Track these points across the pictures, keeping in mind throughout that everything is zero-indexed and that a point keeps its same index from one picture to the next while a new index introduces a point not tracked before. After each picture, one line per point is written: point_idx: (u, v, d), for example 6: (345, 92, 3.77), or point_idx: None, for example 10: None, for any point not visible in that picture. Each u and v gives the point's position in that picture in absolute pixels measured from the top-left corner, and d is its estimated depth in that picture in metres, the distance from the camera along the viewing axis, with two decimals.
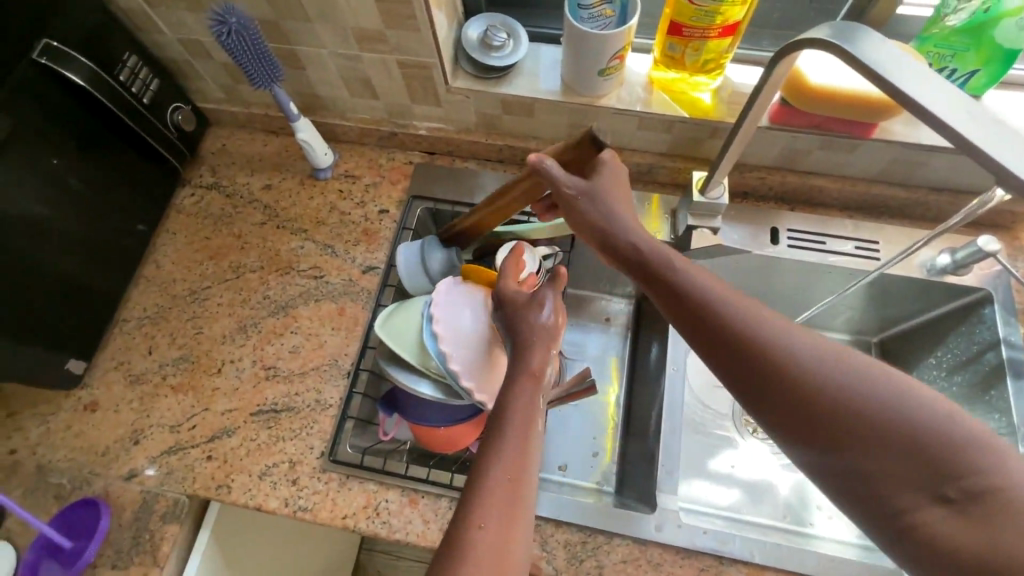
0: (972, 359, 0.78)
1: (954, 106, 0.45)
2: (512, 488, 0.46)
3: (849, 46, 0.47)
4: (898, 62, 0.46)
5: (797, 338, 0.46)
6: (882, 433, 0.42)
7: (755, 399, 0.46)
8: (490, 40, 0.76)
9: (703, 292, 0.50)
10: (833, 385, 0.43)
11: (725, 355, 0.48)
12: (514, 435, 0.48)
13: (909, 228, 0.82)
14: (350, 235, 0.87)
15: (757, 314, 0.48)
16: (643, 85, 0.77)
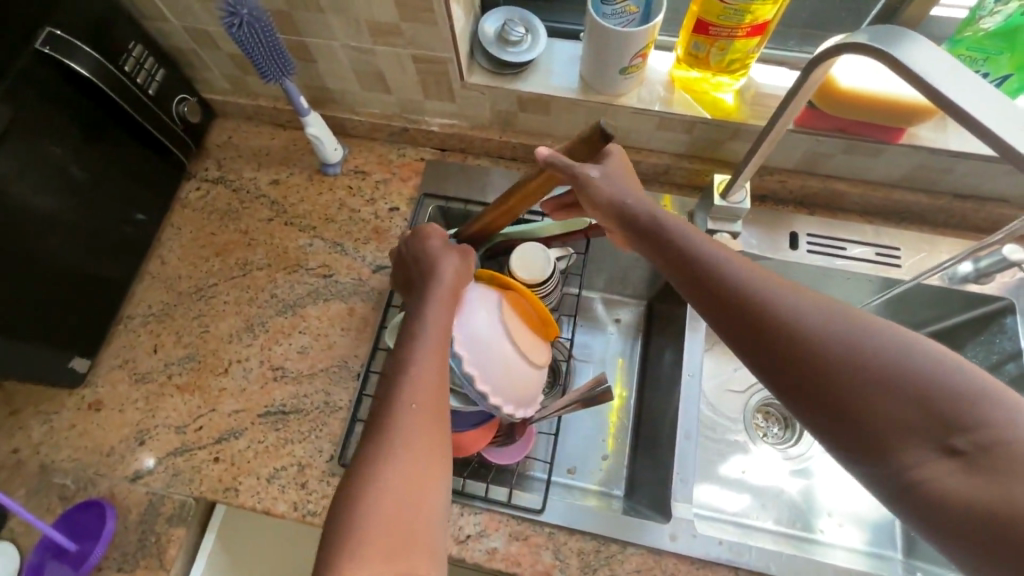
0: (991, 370, 0.78)
1: (1003, 115, 0.42)
2: (427, 406, 0.50)
3: (891, 52, 0.45)
4: (942, 67, 0.44)
5: (800, 296, 0.46)
6: (891, 388, 0.41)
7: (764, 363, 0.46)
8: (507, 35, 0.74)
9: (708, 254, 0.50)
10: (843, 345, 0.43)
11: (733, 320, 0.47)
12: (435, 342, 0.54)
13: (930, 234, 0.80)
14: (360, 233, 0.85)
15: (763, 278, 0.47)
16: (664, 84, 0.75)
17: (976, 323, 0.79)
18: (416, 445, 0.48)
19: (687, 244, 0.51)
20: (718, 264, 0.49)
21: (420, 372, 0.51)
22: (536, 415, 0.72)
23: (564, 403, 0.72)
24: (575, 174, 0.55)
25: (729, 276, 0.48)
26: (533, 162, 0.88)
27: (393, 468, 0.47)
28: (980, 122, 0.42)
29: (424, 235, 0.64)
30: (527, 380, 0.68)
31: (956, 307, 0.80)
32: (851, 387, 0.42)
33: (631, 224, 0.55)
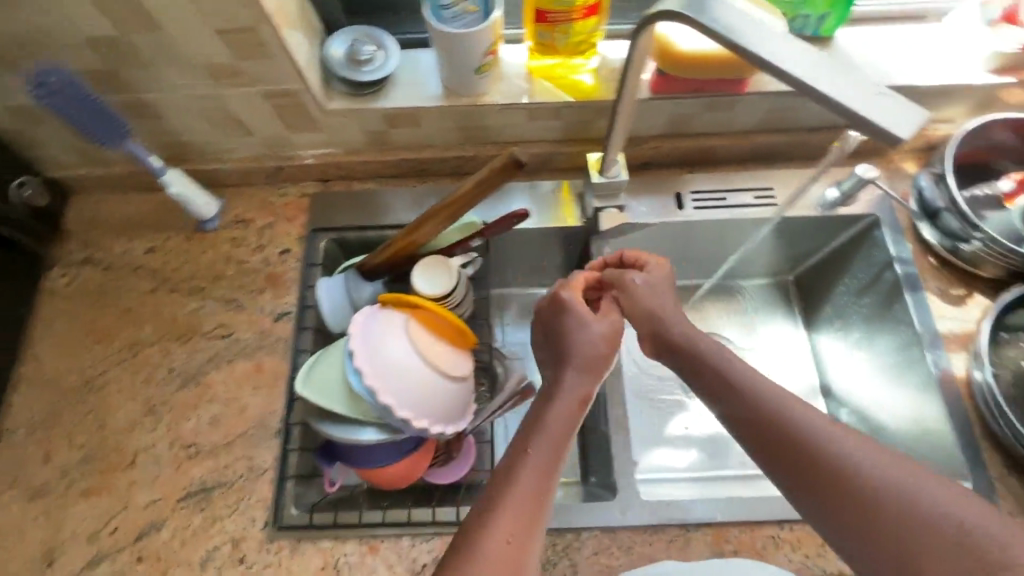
0: (873, 281, 0.83)
1: (800, 60, 0.46)
2: (532, 501, 0.52)
3: (698, 16, 0.48)
4: (743, 23, 0.48)
5: (839, 432, 0.53)
6: (938, 536, 0.47)
7: (807, 500, 0.53)
8: (357, 55, 0.73)
9: (755, 390, 0.57)
10: (887, 485, 0.50)
11: (779, 457, 0.54)
12: (547, 443, 0.55)
13: (799, 169, 0.86)
14: (254, 284, 0.81)
15: (809, 417, 0.54)
16: (523, 76, 0.76)
17: (855, 241, 0.85)
18: (519, 536, 0.50)
19: (731, 375, 0.59)
20: (765, 398, 0.56)
21: (530, 478, 0.53)
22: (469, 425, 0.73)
23: (504, 399, 0.75)
24: (621, 278, 0.66)
25: (775, 411, 0.55)
26: (419, 176, 0.87)
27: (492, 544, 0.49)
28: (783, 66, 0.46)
29: (562, 302, 0.64)
30: (448, 396, 0.68)
31: (833, 231, 0.86)
32: (895, 527, 0.48)
33: (669, 348, 0.64)
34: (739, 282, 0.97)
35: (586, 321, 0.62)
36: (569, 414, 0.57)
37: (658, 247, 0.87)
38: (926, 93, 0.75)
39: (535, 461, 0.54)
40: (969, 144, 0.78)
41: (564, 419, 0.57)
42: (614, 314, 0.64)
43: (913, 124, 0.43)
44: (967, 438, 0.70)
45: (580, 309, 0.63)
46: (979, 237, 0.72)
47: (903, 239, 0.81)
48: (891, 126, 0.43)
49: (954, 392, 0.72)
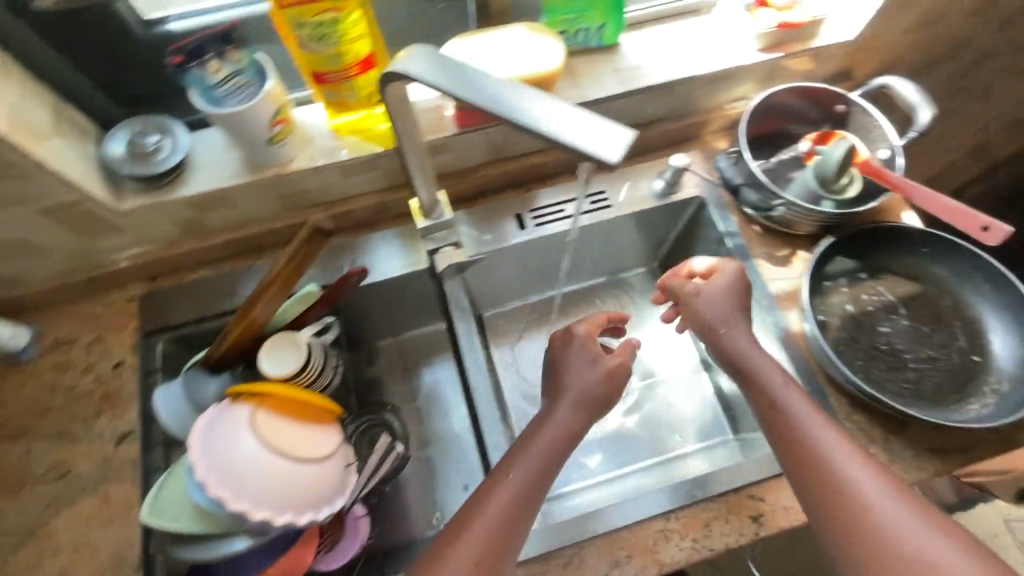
0: (714, 256, 0.88)
1: (508, 98, 0.44)
2: (500, 531, 0.58)
3: (412, 71, 0.46)
4: (455, 72, 0.46)
5: (861, 464, 0.57)
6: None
7: (813, 509, 0.57)
8: (142, 148, 0.69)
9: (794, 410, 0.62)
10: (890, 520, 0.53)
11: (798, 470, 0.59)
12: (530, 469, 0.62)
13: (628, 166, 0.89)
14: (88, 409, 0.74)
15: (837, 444, 0.58)
16: (329, 133, 0.75)
17: (694, 222, 0.90)
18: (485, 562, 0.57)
19: (772, 393, 0.64)
20: (800, 419, 0.61)
21: (496, 515, 0.59)
22: (348, 501, 0.70)
23: (379, 459, 0.76)
24: (682, 288, 0.74)
25: (807, 430, 0.60)
26: (255, 252, 0.83)
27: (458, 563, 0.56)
28: (495, 109, 0.44)
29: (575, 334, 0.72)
30: (310, 480, 0.65)
31: (671, 217, 0.91)
32: (885, 556, 0.52)
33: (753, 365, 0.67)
34: (611, 277, 1.01)
35: (594, 351, 0.71)
36: (558, 445, 0.64)
37: (513, 268, 0.89)
38: (711, 79, 0.81)
39: (513, 490, 0.60)
40: (756, 120, 0.85)
41: (546, 445, 0.64)
42: (628, 344, 0.74)
43: (619, 145, 0.41)
44: (814, 387, 0.75)
45: (592, 341, 0.72)
46: (778, 203, 0.78)
47: (728, 213, 0.86)
48: (599, 151, 0.41)
49: (795, 347, 0.77)
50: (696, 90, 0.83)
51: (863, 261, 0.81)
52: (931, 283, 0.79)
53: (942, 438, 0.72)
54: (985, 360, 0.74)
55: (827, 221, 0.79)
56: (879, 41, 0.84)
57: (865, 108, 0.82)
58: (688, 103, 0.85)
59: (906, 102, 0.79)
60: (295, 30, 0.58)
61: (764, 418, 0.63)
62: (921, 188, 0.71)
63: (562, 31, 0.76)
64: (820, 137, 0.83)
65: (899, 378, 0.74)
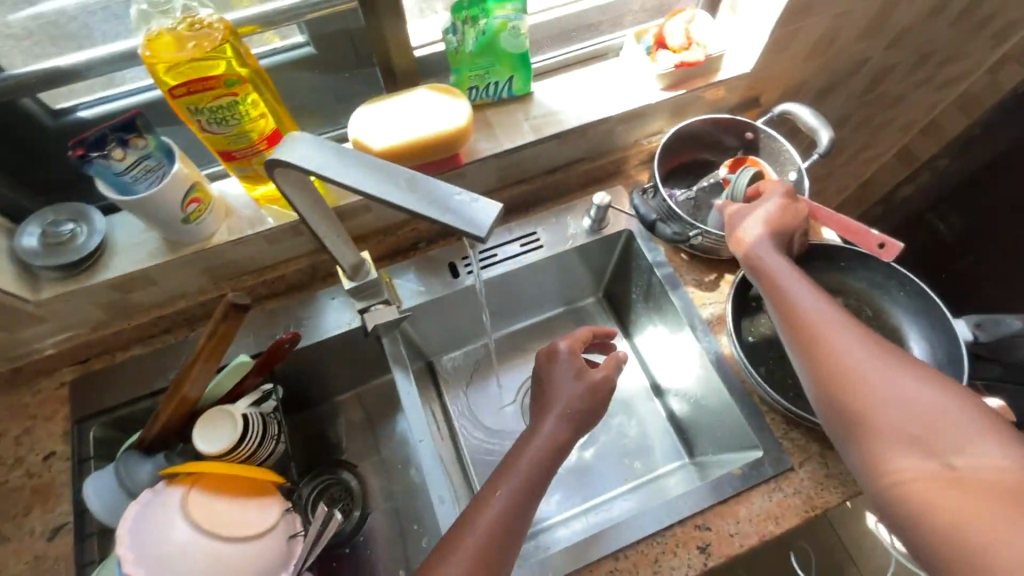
0: (648, 285, 0.91)
1: (374, 174, 0.46)
2: (494, 539, 0.57)
3: (287, 161, 0.48)
4: (324, 156, 0.48)
5: (856, 335, 0.60)
6: (906, 416, 0.53)
7: (806, 368, 0.61)
8: (56, 237, 0.68)
9: (791, 291, 0.65)
10: (873, 373, 0.56)
11: (793, 335, 0.63)
12: (516, 485, 0.61)
13: (557, 205, 0.92)
14: (18, 505, 0.72)
15: (828, 312, 0.62)
16: (249, 204, 0.76)
17: (627, 254, 0.93)
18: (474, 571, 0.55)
19: (769, 276, 0.67)
20: (796, 297, 0.64)
21: (489, 520, 0.58)
22: None
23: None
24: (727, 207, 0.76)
25: (799, 305, 0.63)
26: (188, 325, 0.82)
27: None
28: (369, 191, 0.45)
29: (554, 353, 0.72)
30: (245, 561, 0.64)
31: (604, 250, 0.93)
32: (863, 404, 0.56)
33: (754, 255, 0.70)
34: (557, 311, 1.02)
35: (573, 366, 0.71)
36: (540, 458, 0.64)
37: (452, 316, 0.91)
38: (622, 119, 0.85)
39: (503, 504, 0.59)
40: (670, 155, 0.89)
41: (529, 466, 0.63)
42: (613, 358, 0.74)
43: (486, 218, 0.42)
44: (750, 408, 0.77)
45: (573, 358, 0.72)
46: (696, 233, 0.80)
47: (655, 244, 0.88)
48: (468, 226, 0.42)
49: (729, 370, 0.79)
50: (610, 130, 0.86)
51: None
52: (853, 295, 0.81)
53: None
54: None
55: None
56: (777, 70, 0.90)
57: (771, 134, 0.86)
58: (605, 143, 0.89)
59: (807, 126, 0.84)
60: (192, 116, 0.59)
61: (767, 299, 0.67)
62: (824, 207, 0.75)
63: (472, 87, 0.79)
64: (736, 164, 0.84)
65: None
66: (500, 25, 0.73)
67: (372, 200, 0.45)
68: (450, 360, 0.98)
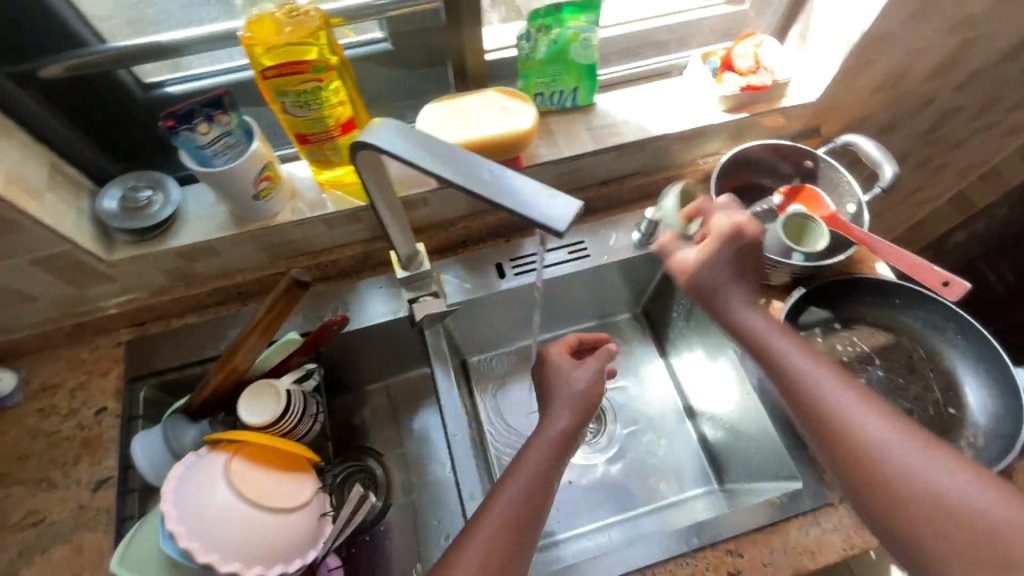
0: (692, 305, 0.90)
1: (465, 167, 0.47)
2: (512, 529, 0.58)
3: (379, 143, 0.49)
4: (414, 142, 0.49)
5: (878, 426, 0.57)
6: (954, 518, 0.52)
7: (833, 467, 0.59)
8: (134, 202, 0.72)
9: (808, 376, 0.63)
10: (911, 469, 0.55)
11: (814, 426, 0.61)
12: (529, 477, 0.62)
13: (607, 217, 0.92)
14: (68, 455, 0.75)
15: (851, 400, 0.60)
16: (314, 186, 0.79)
17: (671, 272, 0.93)
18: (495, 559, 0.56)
19: (782, 363, 0.65)
20: (811, 386, 0.62)
21: (508, 510, 0.59)
22: (321, 553, 0.70)
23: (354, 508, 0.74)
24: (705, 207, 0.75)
25: (818, 396, 0.61)
26: (241, 299, 0.85)
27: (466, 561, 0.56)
28: (451, 178, 0.47)
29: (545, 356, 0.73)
30: (280, 532, 0.65)
31: (649, 266, 0.93)
32: (908, 506, 0.54)
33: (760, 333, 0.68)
34: (598, 322, 1.03)
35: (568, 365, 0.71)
36: (550, 451, 0.64)
37: (494, 316, 0.91)
38: (682, 136, 0.85)
39: (515, 493, 0.60)
40: (727, 176, 0.88)
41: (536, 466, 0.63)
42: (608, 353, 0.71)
43: (566, 216, 0.43)
44: (790, 437, 0.75)
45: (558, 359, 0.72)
46: None
47: None
48: (547, 221, 0.43)
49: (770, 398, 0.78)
50: (669, 146, 0.87)
51: (837, 311, 0.82)
52: (904, 333, 0.80)
53: None
54: (960, 414, 0.74)
55: (798, 272, 0.80)
56: (842, 101, 0.89)
57: (832, 163, 0.85)
58: (661, 159, 0.89)
59: (870, 159, 0.83)
60: (278, 98, 0.61)
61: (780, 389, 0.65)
62: (883, 242, 0.74)
63: (538, 93, 0.81)
64: (791, 192, 0.85)
65: None
66: (573, 36, 0.75)
67: (453, 186, 0.47)
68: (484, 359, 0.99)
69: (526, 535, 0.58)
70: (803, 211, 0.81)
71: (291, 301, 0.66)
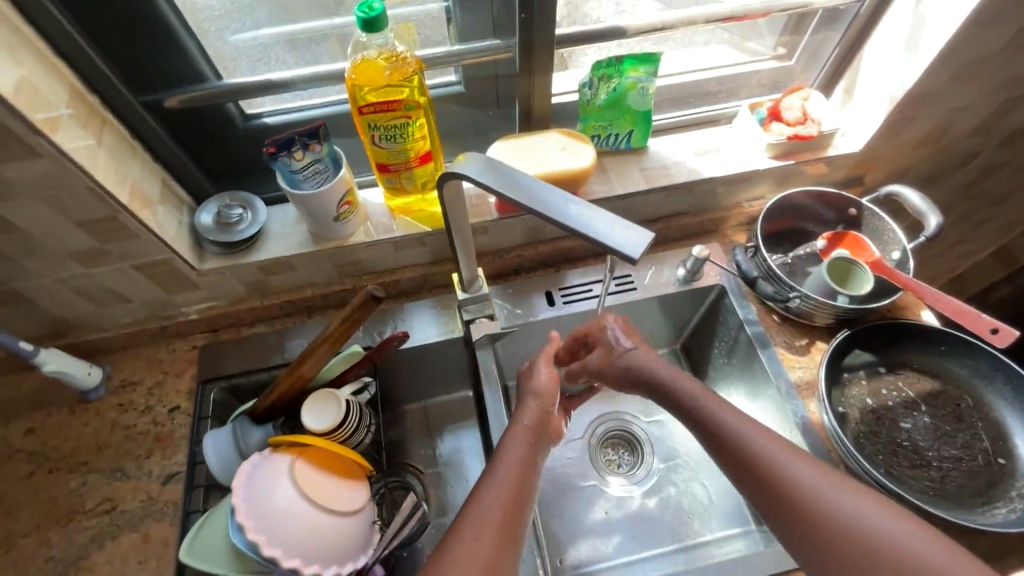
0: (734, 342, 0.91)
1: (546, 194, 0.52)
2: (505, 511, 0.58)
3: (465, 173, 0.55)
4: (493, 169, 0.55)
5: (804, 470, 0.58)
6: (897, 563, 0.50)
7: (766, 513, 0.59)
8: (227, 218, 0.79)
9: (732, 425, 0.64)
10: (847, 515, 0.54)
11: (741, 473, 0.61)
12: (511, 466, 0.63)
13: (653, 253, 0.96)
14: (142, 448, 0.80)
15: (774, 448, 0.60)
16: (385, 213, 0.85)
17: (713, 310, 0.95)
18: (485, 536, 0.55)
19: (709, 415, 0.66)
20: (736, 434, 0.63)
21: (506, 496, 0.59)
22: (375, 556, 0.72)
23: (403, 519, 0.75)
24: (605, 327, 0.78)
25: (743, 443, 0.62)
26: (307, 313, 0.91)
27: (461, 536, 0.55)
28: (535, 206, 0.52)
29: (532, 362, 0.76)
30: (336, 534, 0.66)
31: (692, 302, 0.95)
32: (843, 549, 0.53)
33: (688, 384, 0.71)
34: None
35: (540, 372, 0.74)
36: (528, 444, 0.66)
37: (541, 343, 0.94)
38: (728, 180, 0.90)
39: (509, 484, 0.61)
40: (772, 220, 0.92)
41: (519, 457, 0.64)
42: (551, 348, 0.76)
43: (641, 243, 0.47)
44: None
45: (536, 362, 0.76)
46: (795, 295, 0.83)
47: (747, 302, 0.90)
48: (624, 248, 0.47)
49: (815, 438, 0.78)
50: (715, 189, 0.91)
51: (881, 355, 0.83)
52: (951, 380, 0.81)
53: (972, 542, 0.70)
54: (1011, 464, 0.74)
55: (842, 314, 0.82)
56: (886, 153, 0.93)
57: (876, 212, 0.88)
58: (706, 201, 0.94)
59: (915, 209, 0.85)
60: (369, 131, 0.69)
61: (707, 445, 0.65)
62: (932, 289, 0.76)
63: (594, 134, 0.88)
64: (835, 237, 0.88)
65: (923, 476, 0.74)
66: (630, 85, 0.81)
67: (535, 213, 0.52)
68: None
69: (514, 527, 0.57)
70: (847, 256, 0.83)
71: (362, 312, 0.70)
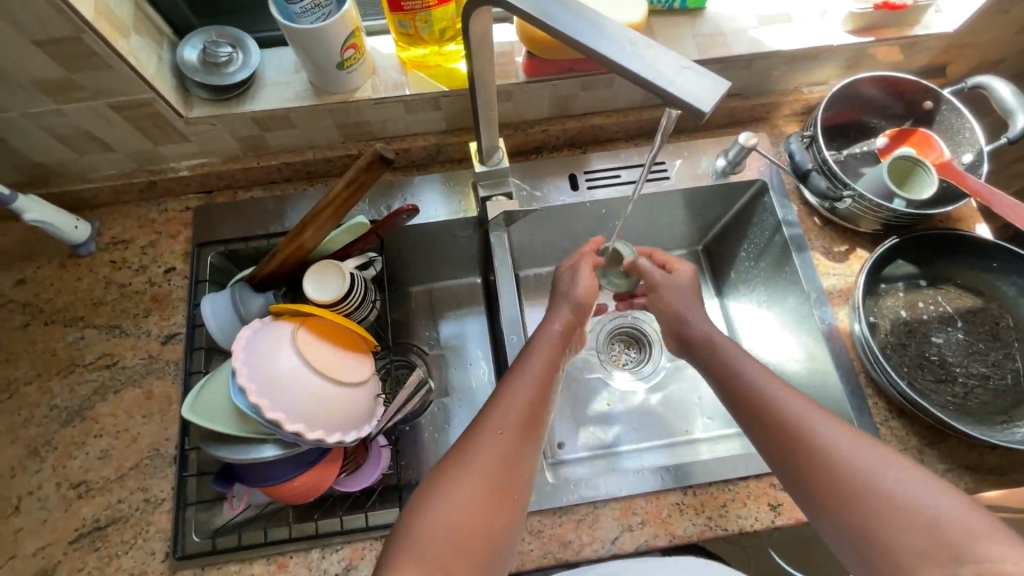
0: (767, 245, 0.84)
1: (600, 29, 0.45)
2: (534, 400, 0.60)
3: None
4: None
5: (804, 410, 0.57)
6: (909, 512, 0.49)
7: (760, 443, 0.59)
8: (214, 57, 0.70)
9: (737, 362, 0.63)
10: (850, 453, 0.53)
11: (741, 405, 0.61)
12: (538, 357, 0.64)
13: (692, 139, 0.86)
14: (138, 307, 0.77)
15: (782, 392, 0.59)
16: (396, 67, 0.75)
17: (750, 207, 0.87)
18: (518, 421, 0.58)
19: (718, 352, 0.65)
20: (749, 376, 0.61)
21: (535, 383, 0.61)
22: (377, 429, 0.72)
23: (408, 395, 0.74)
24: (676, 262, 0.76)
25: (754, 384, 0.60)
26: (308, 179, 0.84)
27: (493, 420, 0.58)
28: (589, 46, 0.44)
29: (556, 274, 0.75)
30: (342, 403, 0.64)
31: (728, 198, 0.87)
32: (838, 479, 0.52)
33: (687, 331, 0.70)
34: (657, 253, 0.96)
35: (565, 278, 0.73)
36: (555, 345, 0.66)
37: (560, 230, 0.88)
38: (792, 58, 0.78)
39: (536, 376, 0.62)
40: (834, 108, 0.81)
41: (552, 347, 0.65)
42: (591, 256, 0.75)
43: (711, 94, 0.42)
44: (853, 386, 0.73)
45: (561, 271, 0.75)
46: (847, 194, 0.75)
47: (789, 201, 0.82)
48: (691, 99, 0.42)
49: (841, 346, 0.75)
50: (774, 69, 0.80)
51: (925, 269, 0.77)
52: (993, 299, 0.76)
53: (976, 457, 0.70)
54: None
55: (894, 219, 0.75)
56: (984, 36, 0.79)
57: (955, 106, 0.77)
58: (763, 82, 0.82)
59: (1001, 105, 0.74)
60: None
61: (715, 379, 0.65)
62: (1003, 196, 0.69)
63: None
64: (900, 134, 0.79)
65: (946, 391, 0.72)
66: None
67: (585, 52, 0.45)
68: (537, 275, 0.95)
69: (536, 424, 0.59)
70: (912, 153, 0.74)
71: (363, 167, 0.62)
